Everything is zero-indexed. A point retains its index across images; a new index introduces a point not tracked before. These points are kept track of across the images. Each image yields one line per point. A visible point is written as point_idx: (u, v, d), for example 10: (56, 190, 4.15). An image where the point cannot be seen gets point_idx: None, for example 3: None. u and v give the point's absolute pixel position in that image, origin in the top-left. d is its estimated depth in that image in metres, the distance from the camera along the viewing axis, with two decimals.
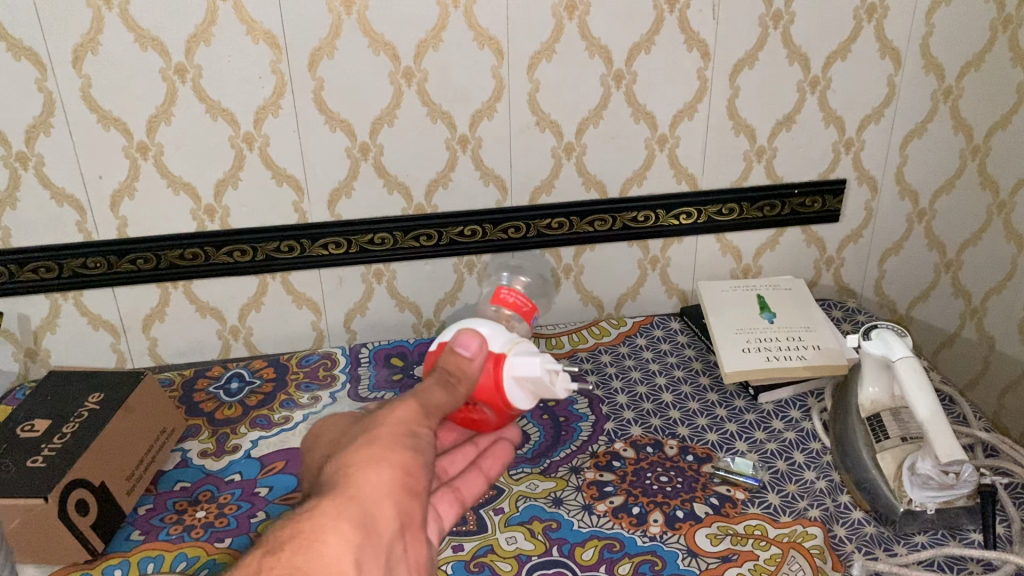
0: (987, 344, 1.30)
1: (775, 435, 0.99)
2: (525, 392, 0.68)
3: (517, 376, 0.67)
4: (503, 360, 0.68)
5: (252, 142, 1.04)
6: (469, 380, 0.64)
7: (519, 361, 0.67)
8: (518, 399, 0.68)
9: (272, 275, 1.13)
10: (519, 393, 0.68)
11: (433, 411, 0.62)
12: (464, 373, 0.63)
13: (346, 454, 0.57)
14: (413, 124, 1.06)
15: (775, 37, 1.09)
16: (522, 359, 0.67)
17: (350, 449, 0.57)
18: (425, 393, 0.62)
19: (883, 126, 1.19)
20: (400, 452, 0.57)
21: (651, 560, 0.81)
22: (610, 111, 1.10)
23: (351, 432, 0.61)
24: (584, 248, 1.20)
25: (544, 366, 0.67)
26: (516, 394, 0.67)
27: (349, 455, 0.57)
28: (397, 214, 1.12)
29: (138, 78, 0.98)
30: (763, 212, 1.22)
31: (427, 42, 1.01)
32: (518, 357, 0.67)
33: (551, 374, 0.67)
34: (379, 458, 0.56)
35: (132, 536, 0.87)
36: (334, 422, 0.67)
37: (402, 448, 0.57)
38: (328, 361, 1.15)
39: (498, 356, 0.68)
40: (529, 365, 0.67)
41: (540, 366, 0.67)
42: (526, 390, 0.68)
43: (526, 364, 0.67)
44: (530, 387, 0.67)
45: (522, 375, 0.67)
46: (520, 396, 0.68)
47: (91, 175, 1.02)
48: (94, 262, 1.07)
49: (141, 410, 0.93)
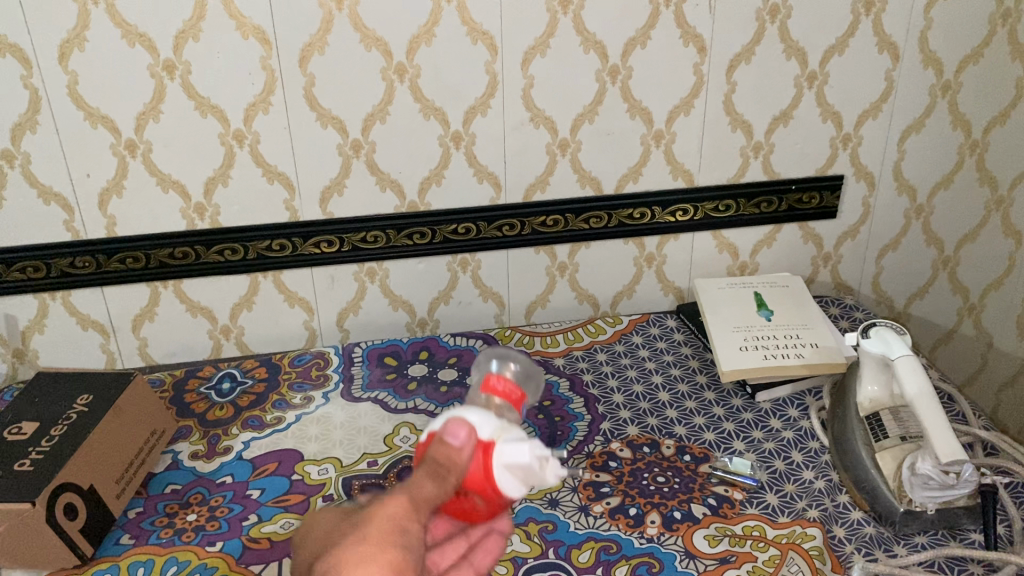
0: (985, 340, 1.30)
1: (773, 434, 0.98)
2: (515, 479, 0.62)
3: (508, 464, 0.62)
4: (491, 447, 0.63)
5: (242, 140, 1.03)
6: (458, 470, 0.61)
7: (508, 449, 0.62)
8: (509, 488, 0.62)
9: (263, 274, 1.12)
10: (512, 481, 0.62)
11: (422, 506, 0.58)
12: (452, 464, 0.61)
13: (334, 556, 0.54)
14: (405, 121, 1.05)
15: (772, 31, 1.08)
16: (510, 446, 0.62)
17: (337, 552, 0.54)
18: (415, 486, 0.59)
19: (881, 121, 1.17)
20: (389, 551, 0.54)
21: (648, 562, 0.80)
22: (605, 107, 1.09)
23: (340, 532, 0.58)
24: (579, 246, 1.19)
25: (533, 451, 0.62)
26: (510, 485, 0.62)
27: (337, 559, 0.54)
28: (390, 212, 1.11)
29: (125, 75, 0.96)
30: (760, 208, 1.20)
31: (419, 37, 1.00)
32: (506, 445, 0.62)
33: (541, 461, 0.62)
34: (362, 559, 0.53)
35: (122, 539, 0.85)
36: (325, 515, 0.64)
37: (388, 548, 0.54)
38: (321, 361, 1.14)
39: (485, 444, 0.63)
40: (518, 450, 0.62)
41: (529, 452, 0.62)
42: (515, 480, 0.62)
43: (514, 449, 0.62)
44: (518, 475, 0.62)
45: (511, 461, 0.62)
46: (511, 485, 0.62)
47: (78, 174, 1.01)
48: (82, 261, 1.06)
49: (131, 412, 0.91)
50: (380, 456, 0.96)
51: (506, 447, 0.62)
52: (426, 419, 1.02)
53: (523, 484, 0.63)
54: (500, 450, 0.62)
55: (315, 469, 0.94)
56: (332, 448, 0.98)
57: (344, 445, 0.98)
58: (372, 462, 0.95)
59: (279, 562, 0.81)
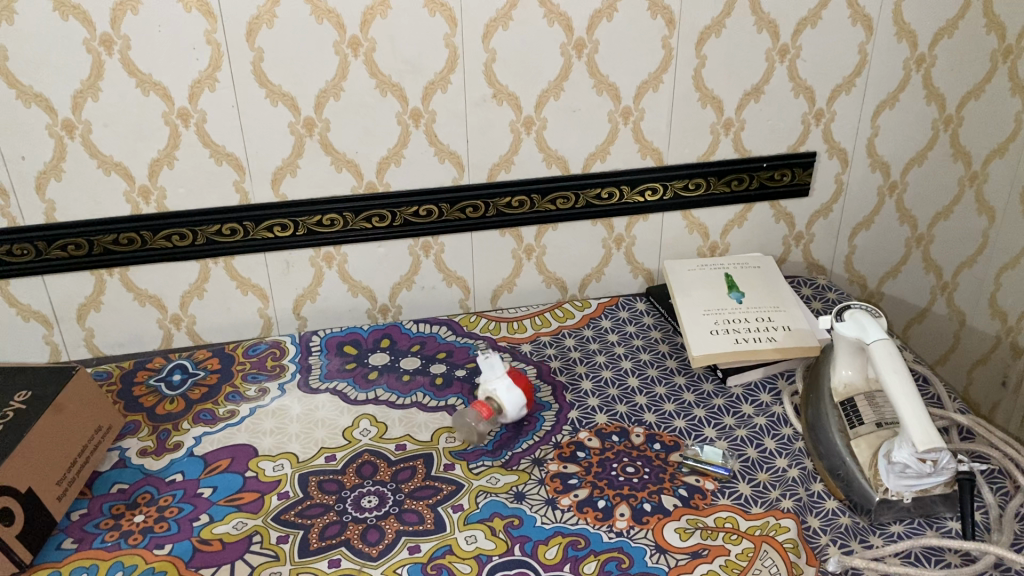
0: (958, 319, 1.33)
1: (746, 421, 0.95)
2: (472, 420, 0.92)
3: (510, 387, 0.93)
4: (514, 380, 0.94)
5: (188, 119, 0.97)
6: None
7: (498, 392, 0.93)
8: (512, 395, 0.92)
9: (214, 260, 1.06)
10: (509, 389, 0.93)
11: None
12: None
13: None
14: (361, 97, 1.00)
15: (742, 4, 1.04)
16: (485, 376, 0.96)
17: None
18: None
19: (854, 96, 1.14)
20: None
21: (617, 557, 0.77)
22: (571, 82, 1.05)
23: None
24: (547, 228, 1.15)
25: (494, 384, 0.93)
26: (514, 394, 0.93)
27: None
28: (347, 195, 1.06)
29: (59, 51, 0.90)
30: (731, 186, 1.17)
31: (373, 9, 0.95)
32: (497, 383, 0.93)
33: (485, 359, 0.95)
34: None
35: (65, 544, 0.80)
36: None
37: None
38: (277, 350, 1.09)
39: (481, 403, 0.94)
40: (493, 362, 0.95)
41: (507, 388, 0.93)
42: (470, 423, 0.92)
43: (509, 394, 0.93)
44: (470, 423, 0.93)
45: (512, 390, 0.93)
46: (522, 397, 0.93)
47: (12, 156, 0.95)
48: (20, 248, 1.00)
49: (72, 409, 0.86)
50: (339, 450, 0.92)
51: (485, 376, 0.95)
52: (388, 411, 0.98)
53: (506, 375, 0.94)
54: (496, 401, 0.92)
55: (270, 465, 0.90)
56: (288, 443, 0.93)
57: (301, 439, 0.94)
58: (330, 456, 0.91)
59: (232, 563, 0.77)
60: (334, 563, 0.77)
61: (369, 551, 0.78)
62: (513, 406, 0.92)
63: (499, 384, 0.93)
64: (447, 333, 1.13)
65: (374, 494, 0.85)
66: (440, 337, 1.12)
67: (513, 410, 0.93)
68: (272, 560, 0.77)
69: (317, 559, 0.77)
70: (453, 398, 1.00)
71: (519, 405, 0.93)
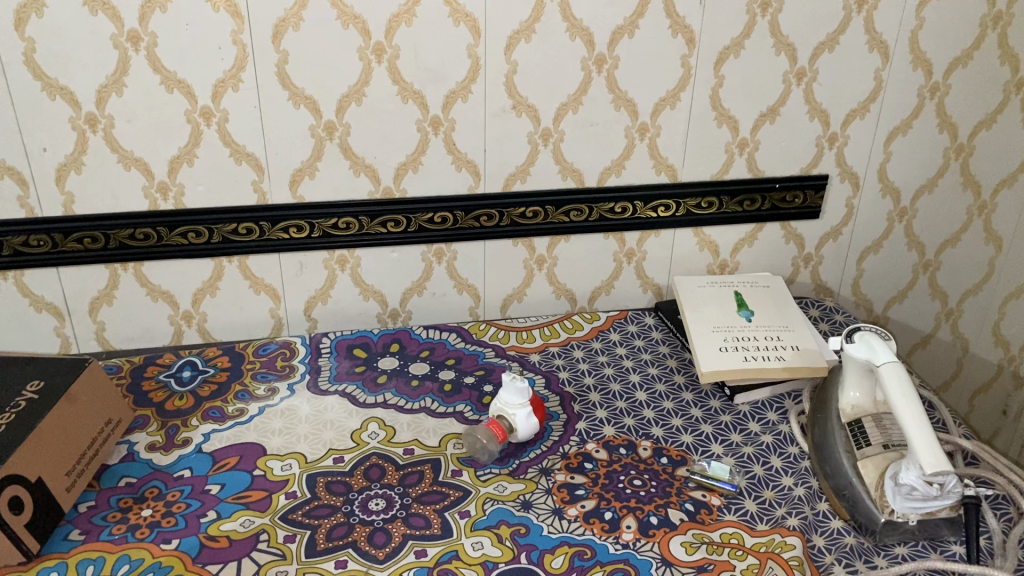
0: (960, 346, 1.33)
1: (752, 438, 0.96)
2: (484, 438, 0.90)
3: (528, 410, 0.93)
4: (531, 405, 0.94)
5: (210, 117, 0.98)
6: None
7: (516, 417, 0.92)
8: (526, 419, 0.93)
9: (229, 258, 1.07)
10: (527, 416, 0.93)
11: None
12: None
13: None
14: (381, 103, 1.01)
15: (762, 25, 1.05)
16: (501, 391, 0.94)
17: None
18: None
19: (868, 121, 1.15)
20: None
21: (623, 568, 0.77)
22: (590, 97, 1.06)
23: None
24: (559, 239, 1.15)
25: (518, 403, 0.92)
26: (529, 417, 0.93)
27: None
28: (363, 198, 1.06)
29: (87, 46, 0.91)
30: (742, 206, 1.18)
31: (399, 16, 0.96)
32: (517, 409, 0.92)
33: (510, 379, 0.94)
34: None
35: (72, 535, 0.80)
36: None
37: None
38: (287, 351, 1.10)
39: (490, 419, 0.93)
40: (521, 388, 0.93)
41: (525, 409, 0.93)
42: (480, 440, 0.90)
43: (525, 419, 0.93)
44: (479, 439, 0.91)
45: (529, 417, 0.93)
46: (536, 424, 0.93)
47: (34, 147, 0.95)
48: (36, 240, 1.00)
49: (83, 401, 0.86)
50: (347, 452, 0.92)
51: (506, 397, 0.93)
52: (396, 414, 0.98)
53: (527, 401, 0.93)
54: (510, 423, 0.92)
55: (278, 465, 0.90)
56: (297, 443, 0.93)
57: (309, 440, 0.94)
58: (338, 458, 0.91)
59: (238, 562, 0.77)
60: (340, 564, 0.77)
61: (376, 553, 0.78)
62: (526, 432, 0.93)
63: (519, 409, 0.92)
64: (456, 339, 1.13)
65: (381, 498, 0.85)
66: (450, 343, 1.13)
67: (524, 433, 0.92)
68: (279, 559, 0.77)
69: (324, 560, 0.77)
70: (462, 405, 1.00)
71: (531, 431, 0.93)
